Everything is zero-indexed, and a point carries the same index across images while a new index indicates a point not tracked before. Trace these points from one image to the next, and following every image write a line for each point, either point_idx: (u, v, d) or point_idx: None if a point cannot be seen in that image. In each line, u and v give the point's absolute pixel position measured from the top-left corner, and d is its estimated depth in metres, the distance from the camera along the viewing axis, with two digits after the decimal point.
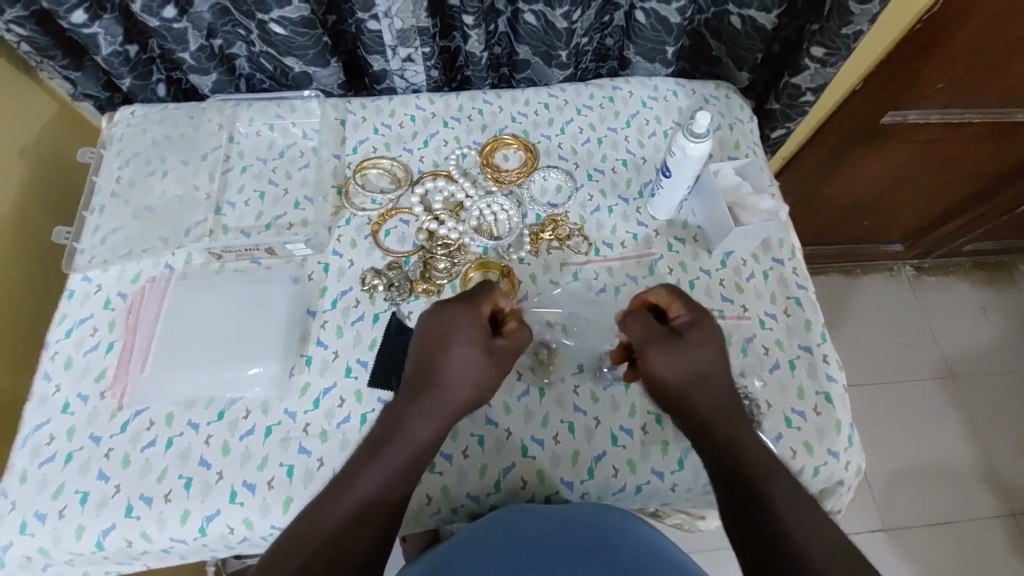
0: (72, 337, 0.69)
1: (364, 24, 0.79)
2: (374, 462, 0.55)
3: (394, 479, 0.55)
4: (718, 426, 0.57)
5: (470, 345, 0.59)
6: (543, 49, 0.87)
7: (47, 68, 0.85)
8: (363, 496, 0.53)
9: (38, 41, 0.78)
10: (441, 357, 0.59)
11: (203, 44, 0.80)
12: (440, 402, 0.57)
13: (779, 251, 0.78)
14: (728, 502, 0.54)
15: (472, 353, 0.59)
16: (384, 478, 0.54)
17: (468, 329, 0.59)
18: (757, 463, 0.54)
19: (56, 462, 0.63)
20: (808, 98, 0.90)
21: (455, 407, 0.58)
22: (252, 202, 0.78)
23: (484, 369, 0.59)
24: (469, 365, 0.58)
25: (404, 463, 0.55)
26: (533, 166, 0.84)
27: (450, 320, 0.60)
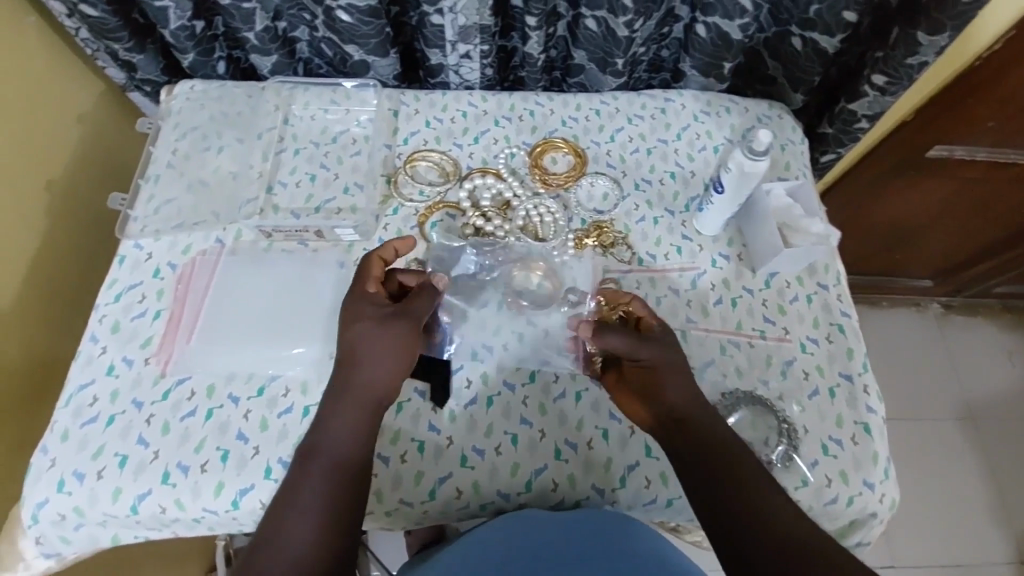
0: (119, 303, 0.70)
1: (428, 17, 0.80)
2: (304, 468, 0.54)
3: (326, 484, 0.53)
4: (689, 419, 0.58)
5: (365, 328, 0.59)
6: (600, 56, 0.87)
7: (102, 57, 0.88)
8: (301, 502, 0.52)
9: (107, 22, 0.79)
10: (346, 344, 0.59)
11: (268, 26, 0.81)
12: (356, 384, 0.57)
13: (824, 276, 0.78)
14: (708, 499, 0.53)
15: (370, 331, 0.59)
16: (319, 483, 0.53)
17: (364, 306, 0.61)
18: (749, 474, 0.54)
19: (97, 424, 0.64)
20: (862, 125, 0.89)
21: (372, 387, 0.57)
22: (303, 183, 0.79)
23: (390, 343, 0.59)
24: (369, 347, 0.58)
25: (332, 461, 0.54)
26: (581, 171, 0.84)
27: (348, 309, 0.61)
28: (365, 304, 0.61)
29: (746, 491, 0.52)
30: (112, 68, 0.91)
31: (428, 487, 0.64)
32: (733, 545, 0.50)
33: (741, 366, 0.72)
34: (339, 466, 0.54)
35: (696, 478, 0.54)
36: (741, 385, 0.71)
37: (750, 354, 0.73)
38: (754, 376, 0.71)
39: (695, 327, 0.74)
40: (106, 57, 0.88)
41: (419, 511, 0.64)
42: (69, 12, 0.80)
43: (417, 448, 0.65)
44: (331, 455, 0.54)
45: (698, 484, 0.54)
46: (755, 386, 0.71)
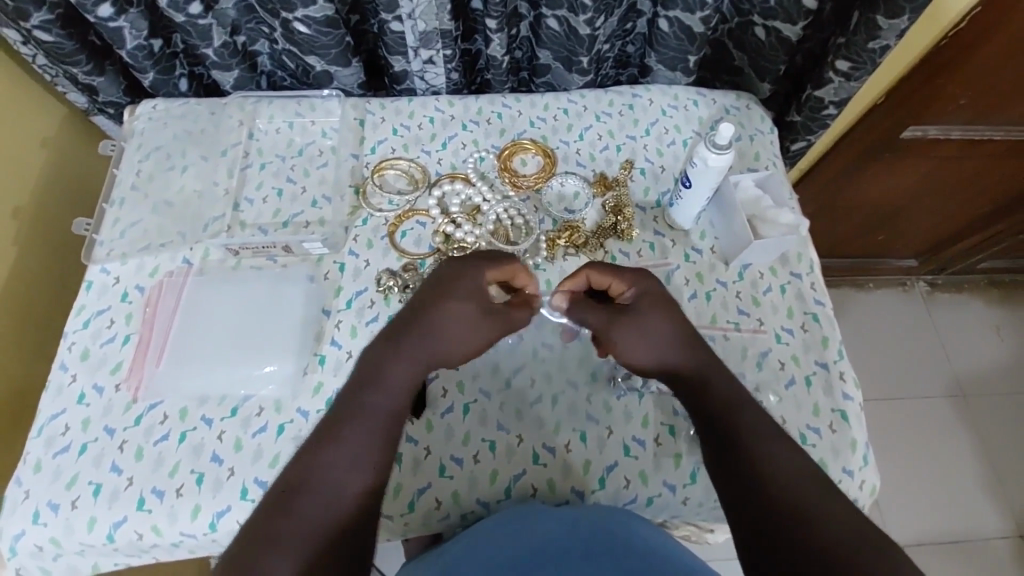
0: (88, 329, 0.69)
1: (387, 25, 0.79)
2: (352, 426, 0.53)
3: (376, 450, 0.53)
4: (691, 372, 0.59)
5: (462, 307, 0.59)
6: (564, 55, 0.86)
7: (62, 82, 0.87)
8: (347, 464, 0.51)
9: (63, 47, 0.78)
10: (428, 313, 0.58)
11: (226, 41, 0.80)
12: (423, 356, 0.57)
13: (796, 266, 0.78)
14: (713, 460, 0.54)
15: (462, 311, 0.58)
16: (370, 448, 0.53)
17: (468, 284, 0.60)
18: (739, 424, 0.54)
19: (70, 453, 0.63)
20: (830, 112, 0.89)
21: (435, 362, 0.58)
22: (270, 199, 0.79)
23: (469, 329, 0.59)
24: (459, 329, 0.58)
25: (384, 425, 0.54)
26: (551, 172, 0.83)
27: (449, 279, 0.60)
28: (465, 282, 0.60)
29: (741, 443, 0.53)
30: (72, 92, 0.90)
31: (407, 500, 0.63)
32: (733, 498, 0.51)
33: (716, 360, 0.72)
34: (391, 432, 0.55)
35: (709, 439, 0.56)
36: None
37: (725, 347, 0.72)
38: (730, 370, 0.71)
39: None
40: (65, 82, 0.87)
41: (399, 523, 0.64)
42: (23, 39, 0.79)
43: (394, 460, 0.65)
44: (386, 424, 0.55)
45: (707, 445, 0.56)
46: None
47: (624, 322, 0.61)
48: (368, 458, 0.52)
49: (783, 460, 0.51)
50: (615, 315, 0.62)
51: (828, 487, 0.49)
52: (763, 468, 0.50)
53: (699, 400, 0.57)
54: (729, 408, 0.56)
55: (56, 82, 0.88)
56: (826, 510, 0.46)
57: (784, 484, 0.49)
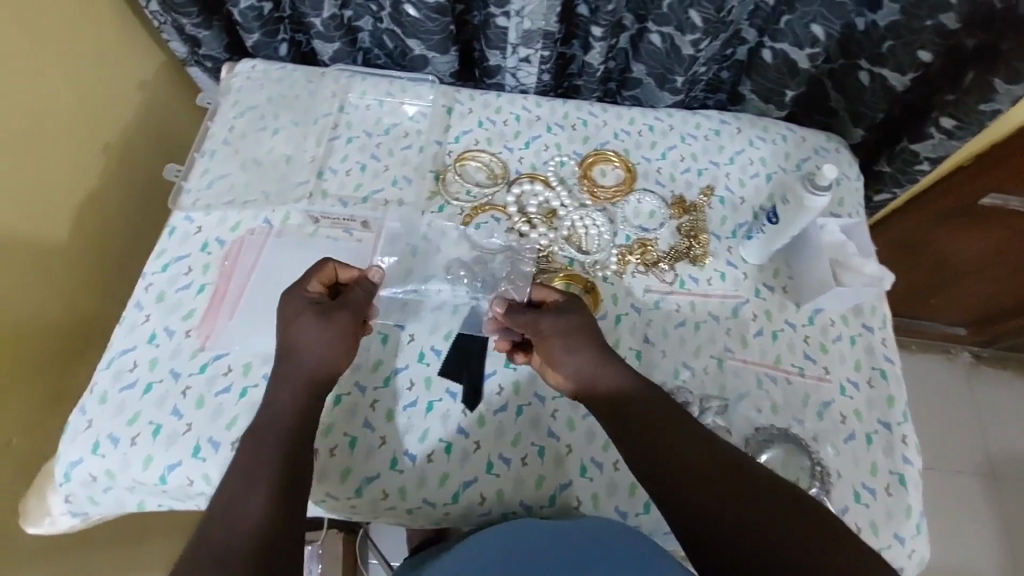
0: (166, 273, 0.71)
1: (493, 19, 0.79)
2: (252, 438, 0.54)
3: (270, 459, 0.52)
4: (641, 404, 0.57)
5: (305, 317, 0.58)
6: (660, 72, 0.86)
7: (167, 30, 0.90)
8: (248, 477, 0.51)
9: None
10: (285, 337, 0.58)
11: (335, 14, 0.82)
12: (292, 369, 0.57)
13: (869, 318, 0.76)
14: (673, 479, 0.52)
15: (304, 324, 0.58)
16: (265, 458, 0.52)
17: (296, 298, 0.60)
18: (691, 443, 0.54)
19: (135, 390, 0.65)
20: (922, 168, 0.87)
21: (310, 370, 0.57)
22: (353, 172, 0.80)
23: (324, 331, 0.58)
24: (306, 336, 0.57)
25: (278, 432, 0.54)
26: (630, 187, 0.83)
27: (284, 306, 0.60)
28: (296, 301, 0.60)
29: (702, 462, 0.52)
30: (175, 42, 0.92)
31: (452, 490, 0.63)
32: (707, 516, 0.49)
33: (777, 402, 0.70)
34: (288, 437, 0.54)
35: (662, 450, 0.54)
36: (776, 422, 0.69)
37: (787, 390, 0.71)
38: (789, 414, 0.70)
39: (733, 356, 0.73)
40: (171, 31, 0.90)
41: (440, 513, 0.64)
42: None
43: (443, 449, 0.65)
44: (281, 432, 0.54)
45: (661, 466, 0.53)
46: (790, 424, 0.69)
47: (554, 326, 0.61)
48: (264, 468, 0.52)
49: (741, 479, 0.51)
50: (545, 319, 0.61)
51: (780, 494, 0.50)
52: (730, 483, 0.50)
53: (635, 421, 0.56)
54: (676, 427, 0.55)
55: (162, 30, 0.91)
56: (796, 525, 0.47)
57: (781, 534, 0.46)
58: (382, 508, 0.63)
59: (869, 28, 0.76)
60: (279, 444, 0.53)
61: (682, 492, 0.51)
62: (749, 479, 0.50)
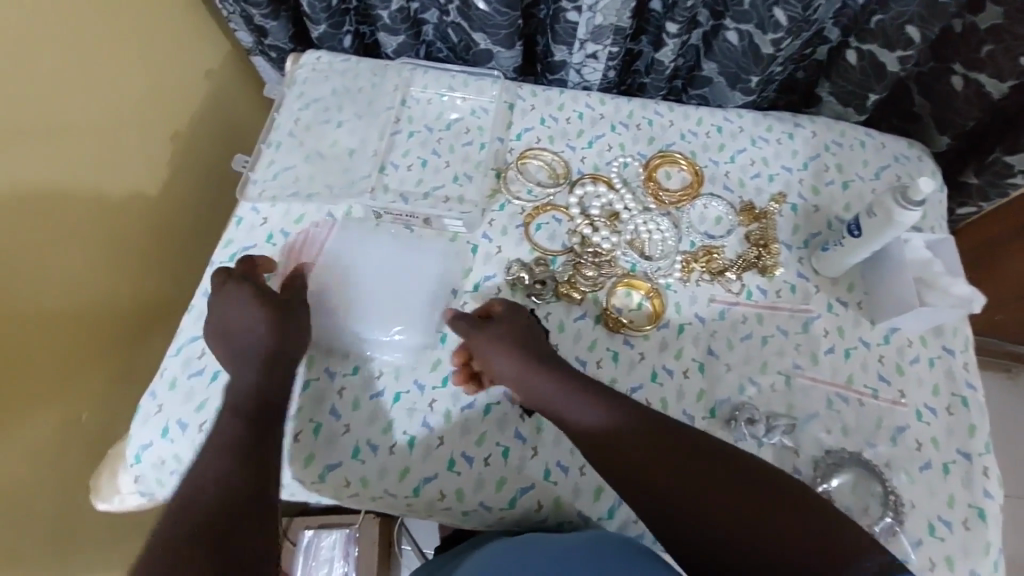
0: (233, 263, 0.72)
1: (563, 14, 0.77)
2: (228, 419, 0.57)
3: (233, 441, 0.55)
4: (627, 410, 0.55)
5: (238, 298, 0.61)
6: (734, 71, 0.82)
7: (234, 19, 0.91)
8: (217, 457, 0.54)
9: None
10: (223, 321, 0.60)
11: (403, 6, 0.81)
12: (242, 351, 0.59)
13: (951, 340, 0.72)
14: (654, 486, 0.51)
15: (238, 306, 0.60)
16: (228, 437, 0.55)
17: (235, 287, 0.61)
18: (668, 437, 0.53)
19: (202, 377, 0.66)
20: (1015, 181, 0.81)
21: (256, 351, 0.59)
22: (414, 168, 0.79)
23: (237, 307, 0.60)
24: (237, 316, 0.60)
25: (242, 414, 0.57)
26: (697, 191, 0.80)
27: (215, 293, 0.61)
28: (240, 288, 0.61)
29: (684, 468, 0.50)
30: (242, 32, 0.93)
31: (508, 495, 0.63)
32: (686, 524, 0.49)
33: (848, 424, 0.67)
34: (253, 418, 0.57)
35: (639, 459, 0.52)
36: (847, 445, 0.66)
37: (859, 412, 0.68)
38: (861, 438, 0.66)
39: (802, 373, 0.70)
40: (238, 21, 0.90)
41: (495, 516, 0.63)
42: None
43: (501, 453, 0.64)
44: (251, 416, 0.57)
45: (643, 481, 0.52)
46: (861, 448, 0.66)
47: (492, 330, 0.62)
48: (229, 450, 0.55)
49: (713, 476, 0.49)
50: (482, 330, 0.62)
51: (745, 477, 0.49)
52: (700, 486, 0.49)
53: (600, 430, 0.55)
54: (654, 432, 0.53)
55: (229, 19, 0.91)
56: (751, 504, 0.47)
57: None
58: (438, 509, 0.63)
59: (968, 30, 0.71)
60: (246, 428, 0.56)
61: (686, 530, 0.49)
62: (740, 495, 0.48)
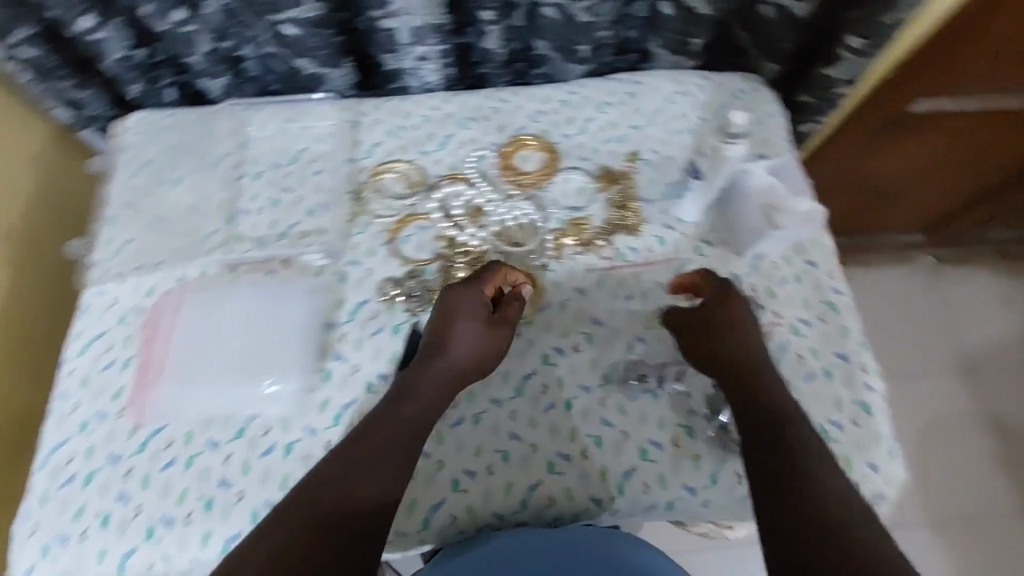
0: (87, 354, 0.68)
1: (377, 22, 0.76)
2: (324, 470, 0.55)
3: (345, 485, 0.54)
4: (770, 425, 0.58)
5: (467, 322, 0.63)
6: (563, 44, 0.83)
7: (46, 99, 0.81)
8: (320, 510, 0.52)
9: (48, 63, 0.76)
10: (446, 341, 0.62)
11: (215, 48, 0.78)
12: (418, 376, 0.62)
13: (813, 254, 0.75)
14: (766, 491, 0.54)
15: (464, 333, 0.63)
16: (328, 489, 0.54)
17: (470, 305, 0.64)
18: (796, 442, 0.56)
19: (76, 483, 0.62)
20: (841, 90, 0.86)
21: (445, 370, 0.62)
22: (265, 209, 0.76)
23: (467, 334, 0.63)
24: (468, 336, 0.63)
25: (361, 459, 0.56)
26: (554, 168, 0.81)
27: (446, 309, 0.64)
28: (467, 308, 0.63)
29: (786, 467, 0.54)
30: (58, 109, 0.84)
31: (422, 516, 0.63)
32: (771, 519, 0.52)
33: None
34: (385, 460, 0.56)
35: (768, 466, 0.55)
36: None
37: None
38: None
39: None
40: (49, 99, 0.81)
41: (416, 540, 0.63)
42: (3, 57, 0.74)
43: None
44: (362, 465, 0.55)
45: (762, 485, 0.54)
46: None
47: (464, 301, 0.64)
48: (329, 498, 0.53)
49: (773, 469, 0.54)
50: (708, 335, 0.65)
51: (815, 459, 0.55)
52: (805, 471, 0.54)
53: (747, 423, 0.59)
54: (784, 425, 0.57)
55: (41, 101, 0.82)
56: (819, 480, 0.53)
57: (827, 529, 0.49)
58: None
59: None
60: (368, 477, 0.55)
61: (776, 524, 0.51)
62: (789, 479, 0.53)
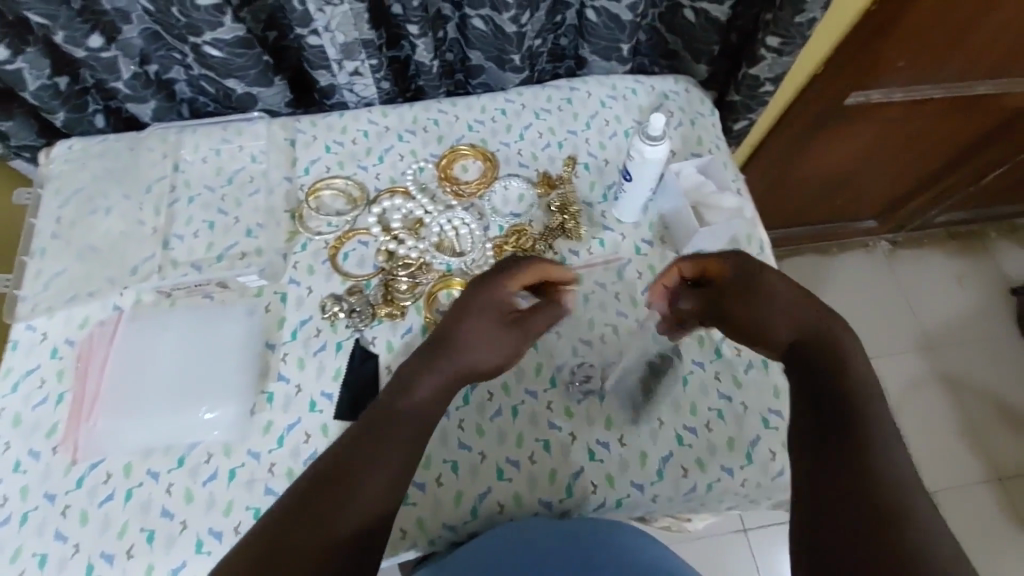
0: (18, 391, 0.66)
1: (305, 40, 0.76)
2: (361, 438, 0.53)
3: (373, 461, 0.52)
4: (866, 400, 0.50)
5: (490, 318, 0.60)
6: (495, 54, 0.84)
7: None
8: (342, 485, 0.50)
9: None
10: (468, 330, 0.60)
11: (137, 72, 0.76)
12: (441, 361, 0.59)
13: (747, 247, 0.77)
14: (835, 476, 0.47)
15: (485, 328, 0.60)
16: (362, 463, 0.51)
17: (496, 298, 0.61)
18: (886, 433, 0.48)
19: (10, 525, 0.60)
20: (767, 88, 0.89)
21: (461, 365, 0.59)
22: (202, 233, 0.75)
23: (492, 332, 0.60)
24: (484, 332, 0.60)
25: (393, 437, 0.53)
26: (493, 176, 0.81)
27: (475, 296, 0.61)
28: (492, 304, 0.61)
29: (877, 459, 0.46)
30: None
31: None
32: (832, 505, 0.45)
33: (674, 352, 0.72)
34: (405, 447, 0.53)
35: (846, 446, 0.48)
36: (678, 372, 0.71)
37: (682, 338, 0.72)
38: (688, 360, 0.71)
39: (626, 320, 0.73)
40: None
41: None
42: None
43: None
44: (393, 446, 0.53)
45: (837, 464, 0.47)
46: (691, 369, 0.71)
47: (491, 293, 0.61)
48: (357, 473, 0.51)
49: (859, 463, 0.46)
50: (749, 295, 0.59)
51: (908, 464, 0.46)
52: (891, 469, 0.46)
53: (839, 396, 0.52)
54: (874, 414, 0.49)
55: None
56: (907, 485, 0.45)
57: (863, 511, 0.44)
58: None
59: None
60: (391, 460, 0.52)
61: (831, 517, 0.45)
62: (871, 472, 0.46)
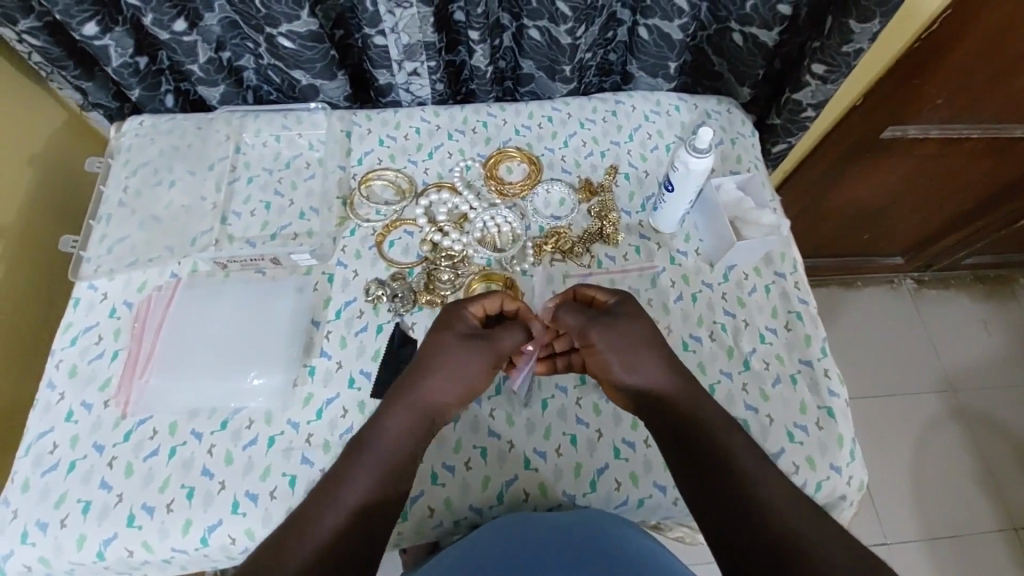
0: (76, 346, 0.70)
1: (371, 39, 0.80)
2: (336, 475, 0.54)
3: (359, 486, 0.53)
4: (707, 417, 0.57)
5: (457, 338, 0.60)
6: (547, 64, 0.87)
7: (57, 78, 0.86)
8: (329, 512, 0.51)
9: (50, 52, 0.78)
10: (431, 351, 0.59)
11: (212, 57, 0.81)
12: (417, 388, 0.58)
13: (780, 265, 0.79)
14: (710, 494, 0.52)
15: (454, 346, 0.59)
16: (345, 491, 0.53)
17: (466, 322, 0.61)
18: (736, 445, 0.54)
19: (58, 471, 0.63)
20: (808, 114, 0.91)
21: (435, 392, 0.58)
22: (258, 212, 0.79)
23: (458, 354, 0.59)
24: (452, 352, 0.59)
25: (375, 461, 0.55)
26: (536, 179, 0.84)
27: (446, 316, 0.62)
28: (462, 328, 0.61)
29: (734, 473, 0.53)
30: (67, 89, 0.89)
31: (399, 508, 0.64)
32: (716, 517, 0.51)
33: (704, 361, 0.73)
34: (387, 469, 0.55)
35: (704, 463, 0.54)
36: (706, 380, 0.71)
37: (712, 348, 0.73)
38: (717, 369, 0.72)
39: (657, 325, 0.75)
40: (59, 80, 0.86)
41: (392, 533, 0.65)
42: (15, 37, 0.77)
43: None
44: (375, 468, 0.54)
45: (702, 485, 0.53)
46: (719, 378, 0.71)
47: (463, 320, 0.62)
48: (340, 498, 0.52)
49: (722, 478, 0.52)
50: (599, 318, 0.61)
51: (771, 472, 0.53)
52: (747, 475, 0.52)
53: (696, 414, 0.57)
54: (719, 428, 0.56)
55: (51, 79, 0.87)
56: (766, 481, 0.52)
57: (745, 522, 0.49)
58: None
59: None
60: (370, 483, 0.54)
61: (726, 532, 0.50)
62: (733, 484, 0.52)
